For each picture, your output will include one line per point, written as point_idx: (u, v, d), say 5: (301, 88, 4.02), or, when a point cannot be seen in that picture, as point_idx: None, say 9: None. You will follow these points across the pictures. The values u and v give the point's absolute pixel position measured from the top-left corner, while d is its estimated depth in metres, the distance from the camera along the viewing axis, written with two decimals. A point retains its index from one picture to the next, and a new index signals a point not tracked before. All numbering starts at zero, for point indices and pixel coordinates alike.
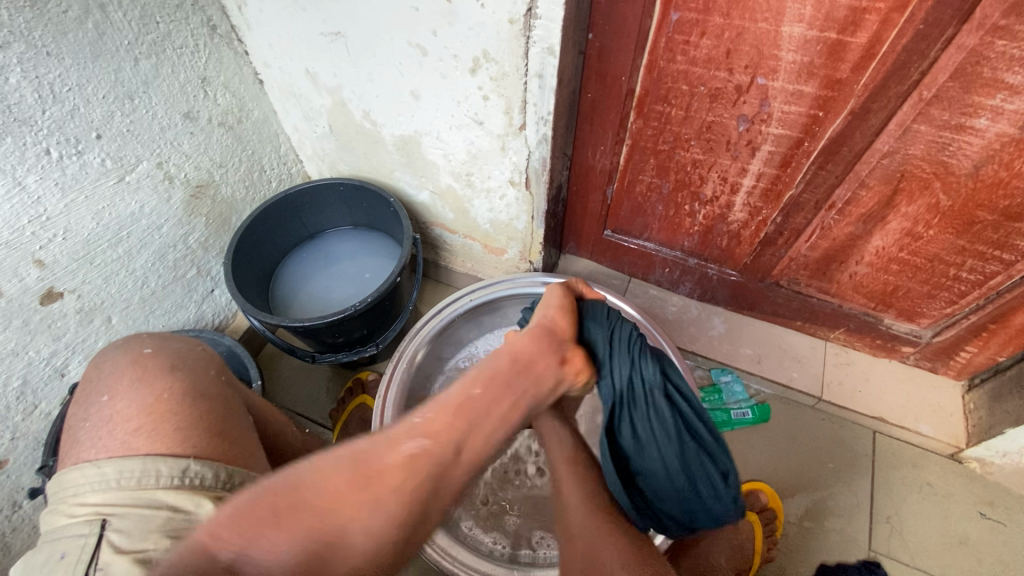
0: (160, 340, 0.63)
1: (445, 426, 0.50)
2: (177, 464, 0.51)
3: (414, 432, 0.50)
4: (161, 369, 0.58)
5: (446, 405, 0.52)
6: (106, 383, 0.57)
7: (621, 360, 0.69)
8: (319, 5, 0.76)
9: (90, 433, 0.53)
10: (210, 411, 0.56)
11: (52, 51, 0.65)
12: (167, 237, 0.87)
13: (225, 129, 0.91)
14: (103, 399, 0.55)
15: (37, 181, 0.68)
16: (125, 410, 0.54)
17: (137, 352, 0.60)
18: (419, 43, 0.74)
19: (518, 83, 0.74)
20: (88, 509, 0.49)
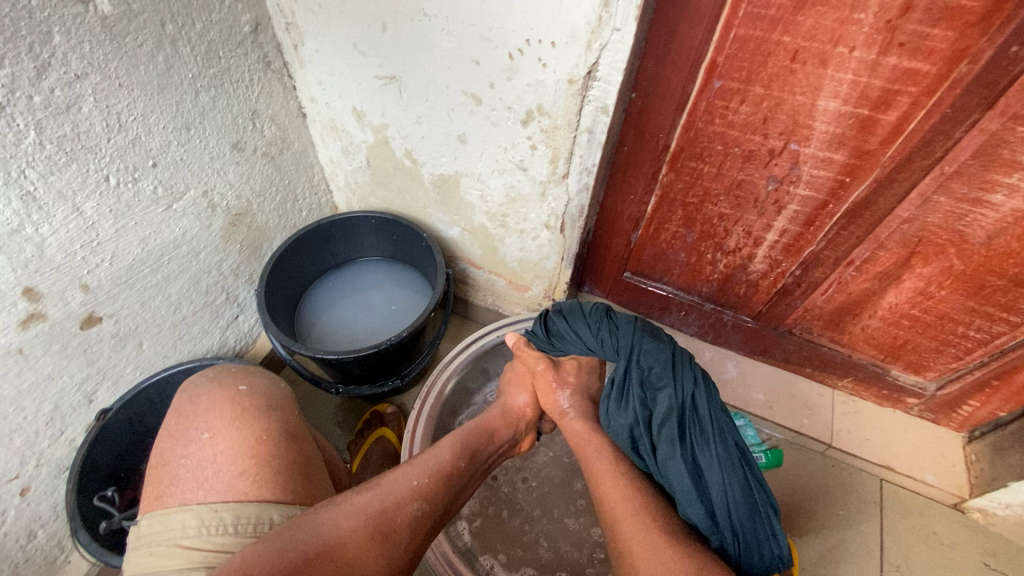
0: (248, 378, 0.70)
1: (439, 478, 0.64)
2: (288, 511, 0.57)
3: (417, 490, 0.61)
4: (257, 410, 0.65)
5: (434, 467, 0.65)
6: (203, 420, 0.63)
7: (685, 375, 0.78)
8: (379, 51, 0.78)
9: (190, 473, 0.59)
10: (301, 453, 0.63)
11: (123, 82, 0.66)
12: (203, 263, 0.87)
13: (268, 159, 0.91)
14: (203, 437, 0.61)
15: (94, 207, 0.68)
16: (230, 447, 0.60)
17: (233, 388, 0.67)
18: (474, 93, 0.77)
19: (567, 136, 0.77)
20: (206, 554, 0.53)
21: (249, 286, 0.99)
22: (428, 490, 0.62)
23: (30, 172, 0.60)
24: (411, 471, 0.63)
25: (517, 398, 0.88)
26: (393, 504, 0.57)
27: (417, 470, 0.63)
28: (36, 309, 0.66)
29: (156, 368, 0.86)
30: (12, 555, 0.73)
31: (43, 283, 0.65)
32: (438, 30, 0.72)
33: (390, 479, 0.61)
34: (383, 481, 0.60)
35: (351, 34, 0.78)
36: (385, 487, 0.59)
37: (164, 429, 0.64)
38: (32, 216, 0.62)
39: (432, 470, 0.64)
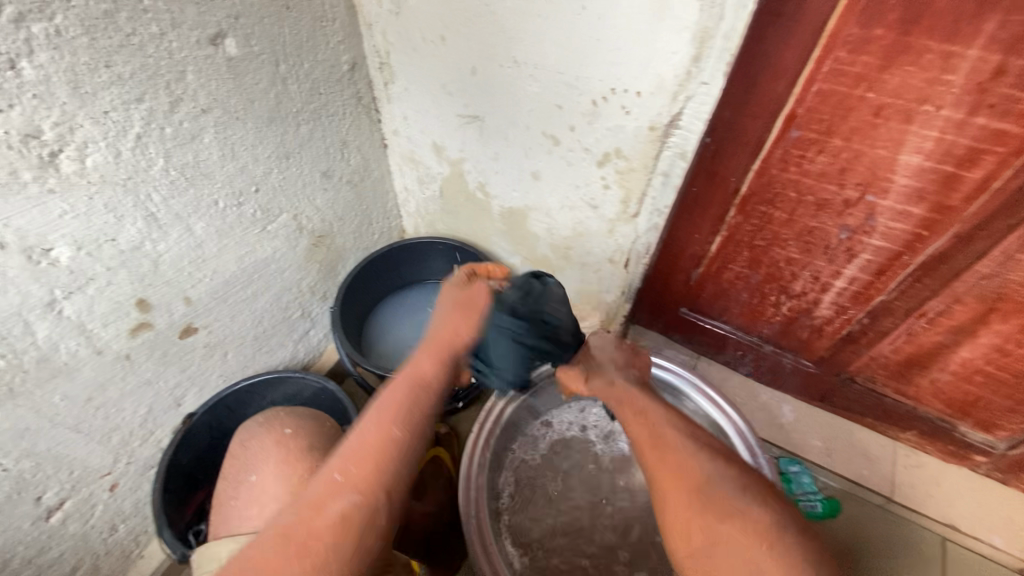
0: (293, 420, 0.78)
1: (370, 458, 0.55)
2: None
3: (344, 488, 0.53)
4: (300, 450, 0.73)
5: (360, 444, 0.56)
6: (254, 463, 0.73)
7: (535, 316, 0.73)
8: (466, 92, 0.83)
9: (240, 512, 0.68)
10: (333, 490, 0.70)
11: (239, 116, 0.71)
12: (286, 280, 0.92)
13: (351, 186, 0.97)
14: (251, 478, 0.71)
15: (203, 228, 0.73)
16: (270, 487, 0.69)
17: (280, 432, 0.76)
18: (554, 134, 0.81)
19: (642, 179, 0.79)
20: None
21: (321, 303, 1.04)
22: (404, 439, 0.57)
23: (155, 196, 0.65)
24: (368, 432, 0.57)
25: (461, 325, 0.66)
26: (358, 470, 0.54)
27: (370, 432, 0.57)
28: (146, 319, 0.71)
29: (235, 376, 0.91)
30: (94, 547, 0.78)
31: (154, 296, 0.71)
32: (526, 75, 0.76)
33: (349, 450, 0.56)
34: (343, 457, 0.56)
35: (441, 76, 0.84)
36: (348, 461, 0.55)
37: (224, 471, 0.75)
38: (152, 235, 0.67)
39: (385, 422, 0.58)
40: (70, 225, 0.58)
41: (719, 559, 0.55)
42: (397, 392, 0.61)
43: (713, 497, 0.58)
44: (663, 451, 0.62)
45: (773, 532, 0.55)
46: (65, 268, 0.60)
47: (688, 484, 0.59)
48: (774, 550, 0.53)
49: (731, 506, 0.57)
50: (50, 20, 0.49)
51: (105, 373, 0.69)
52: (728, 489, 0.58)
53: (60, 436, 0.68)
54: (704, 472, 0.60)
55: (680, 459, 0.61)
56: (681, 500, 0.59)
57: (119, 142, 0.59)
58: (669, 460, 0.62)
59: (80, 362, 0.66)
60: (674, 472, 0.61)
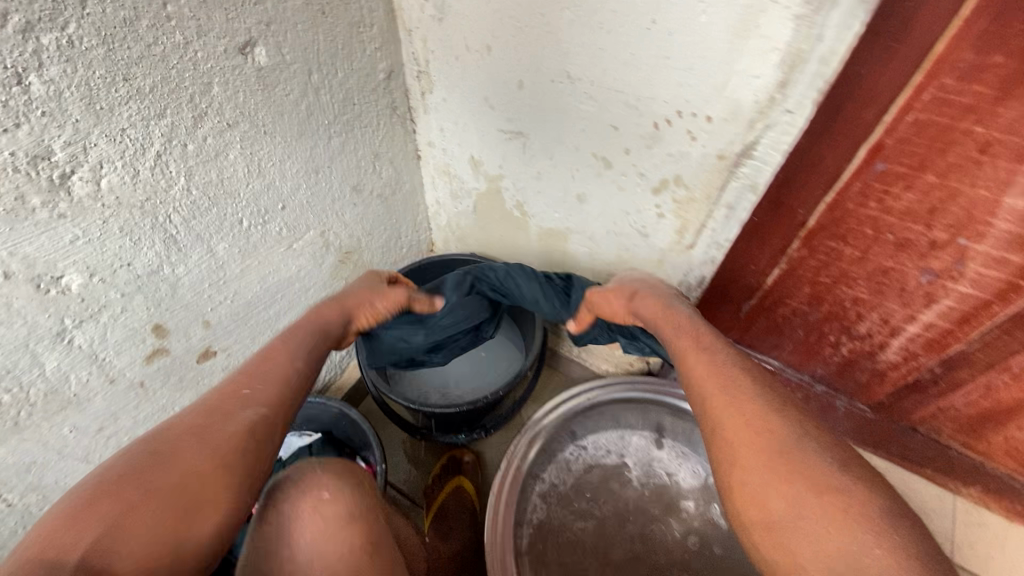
0: None
1: (274, 380, 0.56)
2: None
3: (250, 401, 0.52)
4: None
5: (257, 367, 0.56)
6: None
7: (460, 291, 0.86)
8: (510, 106, 0.77)
9: None
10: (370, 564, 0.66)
11: (268, 130, 0.66)
12: (311, 298, 0.87)
13: (381, 200, 0.92)
14: None
15: (225, 248, 0.68)
16: None
17: None
18: (605, 156, 0.74)
19: (703, 209, 0.71)
20: None
21: None
22: (263, 394, 0.54)
23: (175, 218, 0.60)
24: (242, 375, 0.56)
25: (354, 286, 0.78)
26: (221, 408, 0.51)
27: (244, 374, 0.56)
28: (162, 344, 0.66)
29: None
30: None
31: (171, 320, 0.66)
32: (579, 93, 0.69)
33: (221, 391, 0.53)
34: (211, 395, 0.53)
35: (483, 88, 0.77)
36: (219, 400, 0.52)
37: None
38: (171, 257, 0.62)
39: (261, 375, 0.56)
40: (82, 251, 0.53)
41: (793, 523, 0.45)
42: (287, 341, 0.62)
43: (793, 450, 0.48)
44: (730, 388, 0.54)
45: (868, 505, 0.44)
46: (76, 296, 0.55)
47: (761, 430, 0.50)
48: (865, 522, 0.43)
49: (814, 466, 0.47)
50: (63, 30, 0.44)
51: (118, 402, 0.65)
52: (812, 447, 0.48)
53: (67, 468, 0.63)
54: (780, 425, 0.50)
55: (753, 403, 0.52)
56: (750, 445, 0.49)
57: (138, 161, 0.54)
58: (736, 402, 0.53)
59: (90, 392, 0.61)
60: (743, 416, 0.51)
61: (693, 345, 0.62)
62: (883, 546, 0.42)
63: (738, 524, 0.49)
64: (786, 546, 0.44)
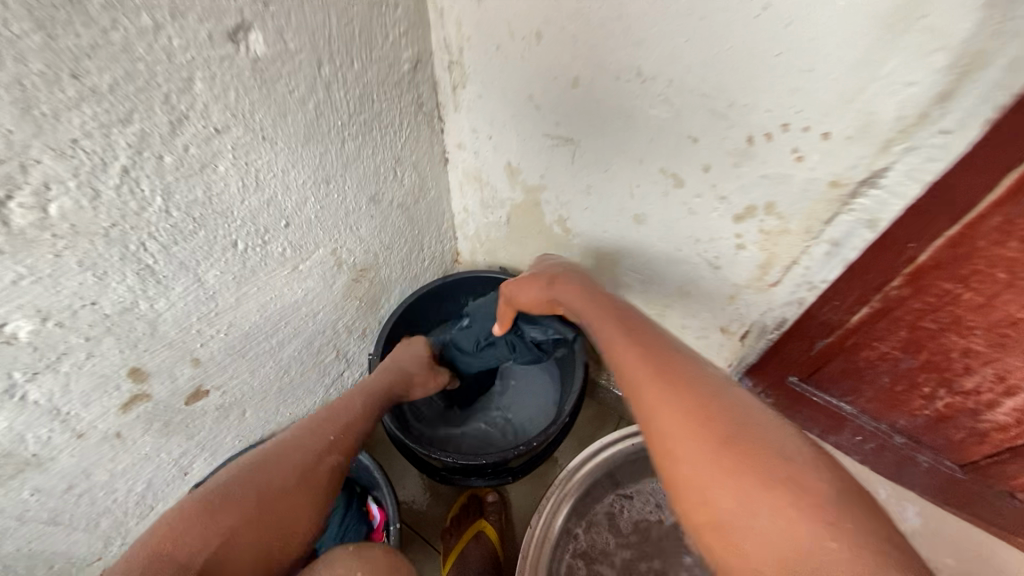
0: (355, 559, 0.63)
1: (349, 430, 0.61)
2: None
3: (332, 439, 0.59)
4: None
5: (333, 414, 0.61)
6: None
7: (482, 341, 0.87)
8: (560, 107, 0.63)
9: None
10: None
11: (268, 135, 0.54)
12: (320, 323, 0.76)
13: (402, 210, 0.79)
14: None
15: (216, 276, 0.57)
16: None
17: None
18: (677, 172, 0.60)
19: (798, 243, 0.58)
20: None
21: (360, 342, 0.88)
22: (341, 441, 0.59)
23: (151, 245, 0.49)
24: (317, 422, 0.59)
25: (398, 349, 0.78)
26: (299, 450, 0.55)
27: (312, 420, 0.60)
28: (142, 390, 0.56)
29: (255, 435, 0.76)
30: None
31: (152, 362, 0.55)
32: (651, 94, 0.55)
33: (296, 436, 0.56)
34: (291, 437, 0.56)
35: (528, 84, 0.64)
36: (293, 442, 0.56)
37: None
38: (148, 291, 0.51)
39: (338, 422, 0.61)
40: (31, 292, 0.42)
41: (750, 520, 0.34)
42: (353, 398, 0.66)
43: (749, 429, 0.37)
44: (660, 370, 0.43)
45: (810, 478, 0.34)
46: (25, 345, 0.44)
47: (701, 408, 0.39)
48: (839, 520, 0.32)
49: (769, 446, 0.36)
50: None
51: (89, 457, 0.55)
52: (762, 424, 0.38)
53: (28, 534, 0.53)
54: (728, 402, 0.40)
55: (698, 380, 0.41)
56: (694, 430, 0.38)
57: (98, 178, 0.42)
58: (672, 381, 0.42)
59: (54, 450, 0.51)
60: (673, 399, 0.40)
61: (620, 329, 0.50)
62: (839, 535, 0.31)
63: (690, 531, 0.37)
64: (742, 550, 0.33)
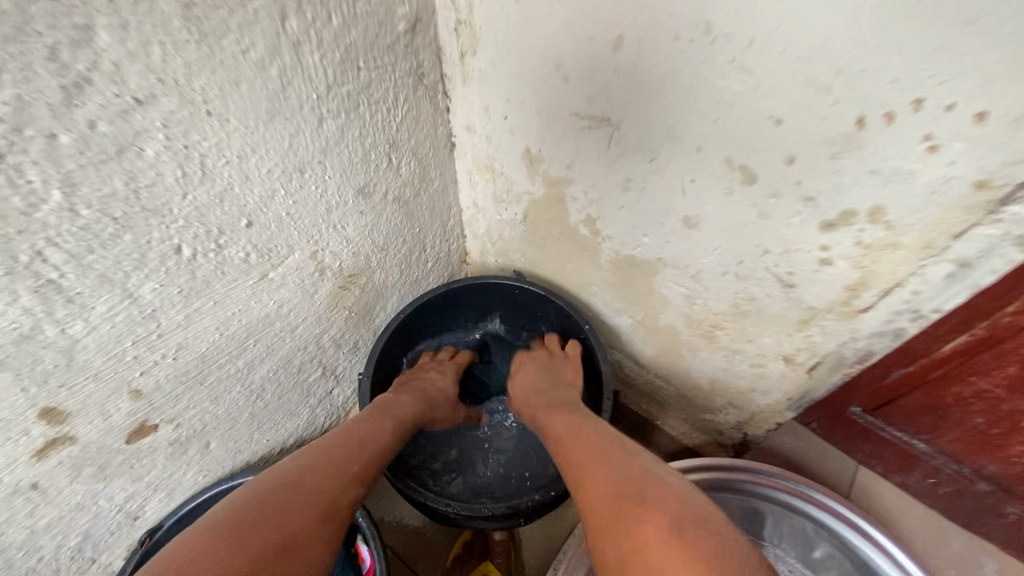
0: None
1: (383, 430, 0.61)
2: None
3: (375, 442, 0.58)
4: None
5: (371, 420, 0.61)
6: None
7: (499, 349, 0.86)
8: (595, 79, 0.49)
9: None
10: None
11: (214, 109, 0.41)
12: (300, 339, 0.64)
13: (399, 205, 0.67)
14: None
15: (154, 290, 0.45)
16: None
17: None
18: (747, 165, 0.46)
19: (908, 262, 0.44)
20: None
21: (351, 356, 0.75)
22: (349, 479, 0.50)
23: (52, 254, 0.37)
24: (363, 421, 0.61)
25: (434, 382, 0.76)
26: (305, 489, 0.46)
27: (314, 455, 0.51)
28: (62, 432, 0.44)
29: (223, 468, 0.65)
30: None
31: (72, 398, 0.44)
32: (721, 59, 0.41)
33: (293, 478, 0.47)
34: (302, 465, 0.49)
35: (554, 48, 0.50)
36: (299, 481, 0.47)
37: None
38: (55, 313, 0.39)
39: (341, 462, 0.51)
40: None
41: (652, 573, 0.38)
42: (387, 416, 0.63)
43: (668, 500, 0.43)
44: (583, 440, 0.55)
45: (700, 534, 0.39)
46: None
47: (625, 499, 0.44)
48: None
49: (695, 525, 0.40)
50: None
51: None
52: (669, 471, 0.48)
53: None
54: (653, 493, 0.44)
55: (624, 466, 0.48)
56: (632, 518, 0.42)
57: None
58: (592, 467, 0.50)
59: None
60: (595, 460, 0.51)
61: (561, 415, 0.62)
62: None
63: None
64: None
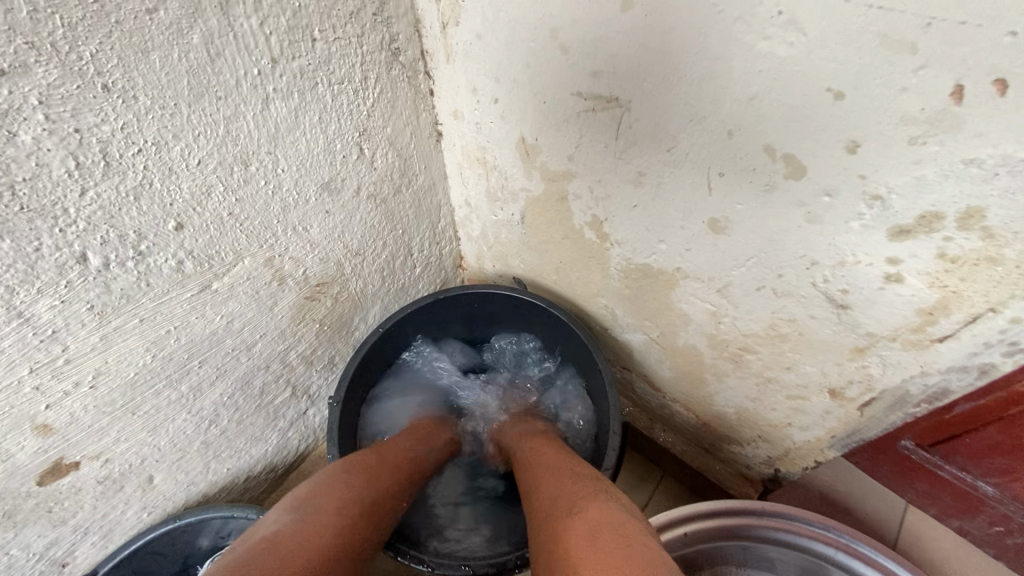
0: None
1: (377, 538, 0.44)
2: None
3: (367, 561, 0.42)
4: None
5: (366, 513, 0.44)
6: None
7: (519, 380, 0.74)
8: (599, 48, 0.40)
9: None
10: None
11: (114, 85, 0.33)
12: (258, 357, 0.55)
13: (376, 203, 0.58)
14: None
15: (53, 307, 0.37)
16: None
17: None
18: (794, 154, 0.36)
19: (1009, 283, 0.33)
20: None
21: (327, 373, 0.67)
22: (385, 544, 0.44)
23: None
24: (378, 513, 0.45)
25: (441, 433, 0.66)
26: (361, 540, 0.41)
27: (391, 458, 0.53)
28: None
29: (174, 502, 0.57)
30: None
31: None
32: (764, 14, 0.31)
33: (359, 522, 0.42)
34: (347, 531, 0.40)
35: (551, 12, 0.41)
36: (374, 474, 0.48)
37: None
38: None
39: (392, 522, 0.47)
40: None
41: None
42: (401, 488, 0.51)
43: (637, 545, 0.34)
44: (534, 480, 0.49)
45: None
46: None
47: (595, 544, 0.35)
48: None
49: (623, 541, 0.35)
50: None
51: None
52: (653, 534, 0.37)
53: None
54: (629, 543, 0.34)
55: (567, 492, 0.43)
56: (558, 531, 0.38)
57: None
58: (574, 503, 0.41)
59: None
60: (543, 492, 0.46)
61: (553, 467, 0.51)
62: None
63: None
64: None
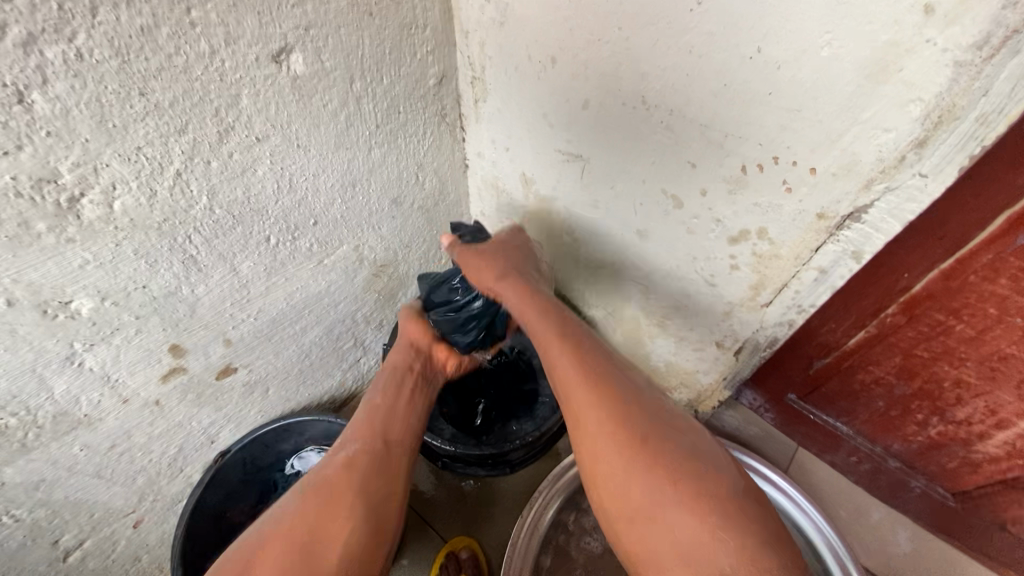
0: None
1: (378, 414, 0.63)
2: None
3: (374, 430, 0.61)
4: None
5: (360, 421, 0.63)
6: None
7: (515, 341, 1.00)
8: (570, 126, 0.67)
9: None
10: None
11: (302, 143, 0.60)
12: (340, 312, 0.82)
13: (422, 212, 0.85)
14: None
15: (250, 266, 0.63)
16: None
17: None
18: (676, 194, 0.63)
19: (787, 268, 0.60)
20: None
21: (378, 331, 0.93)
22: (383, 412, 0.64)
23: (196, 237, 0.55)
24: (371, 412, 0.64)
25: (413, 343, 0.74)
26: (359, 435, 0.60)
27: (398, 403, 0.65)
28: (179, 363, 0.63)
29: (276, 411, 0.83)
30: None
31: (190, 340, 0.62)
32: (653, 121, 0.59)
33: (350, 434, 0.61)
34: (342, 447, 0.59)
35: (542, 103, 0.68)
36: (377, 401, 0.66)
37: None
38: (191, 277, 0.57)
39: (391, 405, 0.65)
40: (94, 275, 0.49)
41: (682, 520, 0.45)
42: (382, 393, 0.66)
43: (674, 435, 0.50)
44: (555, 363, 0.57)
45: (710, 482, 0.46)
46: (86, 319, 0.51)
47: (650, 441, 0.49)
48: (741, 538, 0.43)
49: (674, 477, 0.46)
50: (71, 41, 0.39)
51: (132, 421, 0.62)
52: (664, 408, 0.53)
53: (80, 484, 0.61)
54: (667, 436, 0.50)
55: (597, 418, 0.51)
56: (603, 460, 0.49)
57: (155, 180, 0.49)
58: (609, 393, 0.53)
59: (102, 413, 0.58)
60: (571, 377, 0.55)
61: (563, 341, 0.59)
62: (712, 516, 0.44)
63: (626, 541, 0.47)
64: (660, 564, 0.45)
